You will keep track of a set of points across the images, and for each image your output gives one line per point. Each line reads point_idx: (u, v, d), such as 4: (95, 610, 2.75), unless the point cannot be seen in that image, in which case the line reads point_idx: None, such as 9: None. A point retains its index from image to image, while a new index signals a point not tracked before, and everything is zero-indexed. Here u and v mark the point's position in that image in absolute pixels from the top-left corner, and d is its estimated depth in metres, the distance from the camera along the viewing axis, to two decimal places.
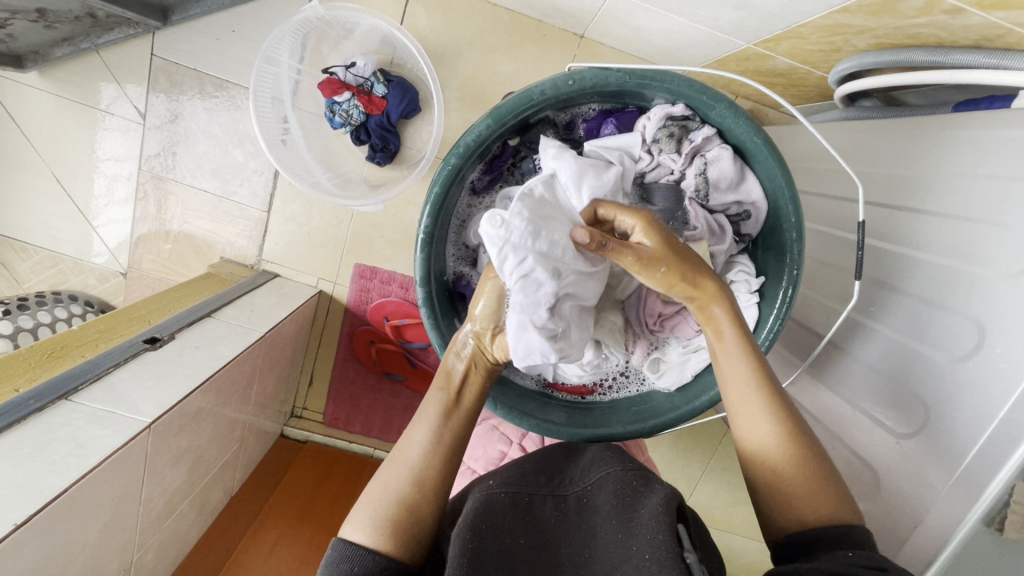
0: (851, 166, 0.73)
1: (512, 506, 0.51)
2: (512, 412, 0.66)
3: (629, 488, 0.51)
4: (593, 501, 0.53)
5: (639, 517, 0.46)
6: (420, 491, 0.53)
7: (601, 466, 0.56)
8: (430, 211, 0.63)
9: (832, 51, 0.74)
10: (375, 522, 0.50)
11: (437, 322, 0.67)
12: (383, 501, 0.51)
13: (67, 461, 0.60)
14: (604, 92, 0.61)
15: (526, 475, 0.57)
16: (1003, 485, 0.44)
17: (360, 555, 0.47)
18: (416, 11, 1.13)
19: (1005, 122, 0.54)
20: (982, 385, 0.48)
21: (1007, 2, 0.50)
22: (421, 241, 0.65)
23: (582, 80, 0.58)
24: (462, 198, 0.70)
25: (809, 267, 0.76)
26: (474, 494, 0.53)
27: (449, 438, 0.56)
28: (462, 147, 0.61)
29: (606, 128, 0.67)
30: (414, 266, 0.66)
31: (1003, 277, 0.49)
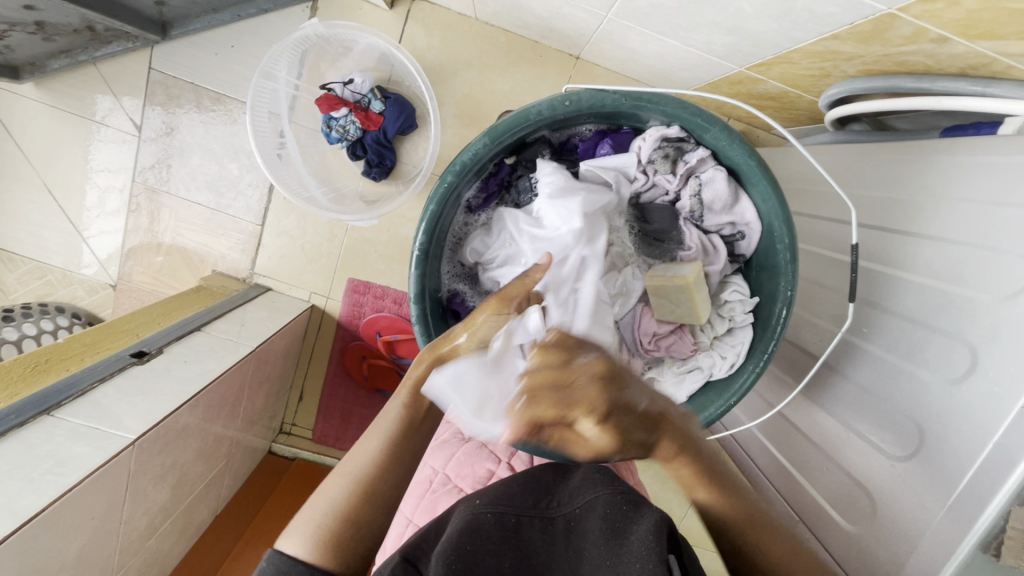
0: (842, 189, 0.74)
1: (498, 529, 0.50)
2: None
3: (618, 513, 0.50)
4: (581, 524, 0.51)
5: (628, 544, 0.45)
6: (365, 503, 0.53)
7: (591, 487, 0.54)
8: (426, 228, 0.63)
9: (822, 77, 0.75)
10: (313, 534, 0.50)
11: (431, 339, 0.66)
12: (324, 512, 0.51)
13: (47, 479, 0.58)
14: (600, 113, 0.62)
15: (514, 494, 0.55)
16: (1001, 508, 0.43)
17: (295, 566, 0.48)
18: (415, 30, 1.15)
19: (992, 148, 0.55)
20: (974, 407, 0.48)
21: (993, 32, 0.51)
22: (416, 258, 0.64)
23: (579, 101, 0.59)
24: (458, 216, 0.70)
25: (802, 287, 0.76)
26: (458, 514, 0.52)
27: (397, 449, 0.56)
28: (457, 165, 0.61)
29: (602, 149, 0.68)
30: (409, 282, 0.65)
31: (997, 300, 0.49)
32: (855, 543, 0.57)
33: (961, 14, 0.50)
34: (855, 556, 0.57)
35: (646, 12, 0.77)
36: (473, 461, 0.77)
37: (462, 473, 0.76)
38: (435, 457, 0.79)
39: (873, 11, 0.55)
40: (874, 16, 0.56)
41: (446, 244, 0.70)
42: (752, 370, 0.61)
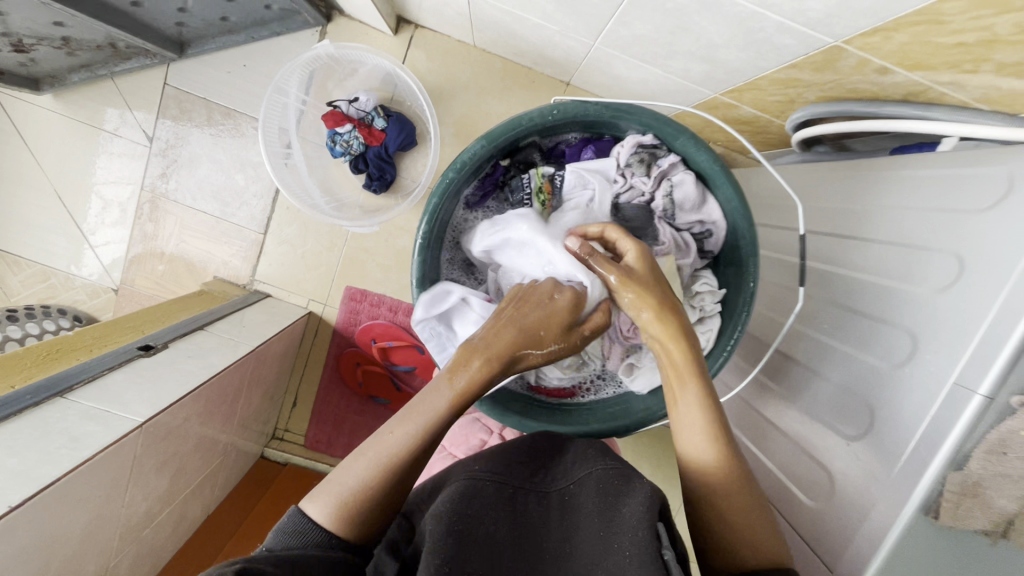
0: (807, 202, 0.81)
1: (496, 497, 0.54)
2: (496, 408, 0.70)
3: (610, 487, 0.53)
4: (574, 498, 0.55)
5: (619, 516, 0.49)
6: (387, 486, 0.53)
7: (584, 462, 0.58)
8: (429, 219, 0.70)
9: (787, 102, 0.84)
10: (335, 505, 0.51)
11: (431, 321, 0.71)
12: (346, 488, 0.52)
13: (62, 452, 0.62)
14: (583, 122, 0.69)
15: (509, 466, 0.58)
16: (937, 475, 0.49)
17: (312, 530, 0.50)
18: (417, 55, 1.23)
19: (928, 163, 0.63)
20: (915, 386, 0.54)
21: (923, 63, 0.59)
22: (420, 244, 0.71)
23: (565, 110, 0.66)
24: (457, 212, 0.77)
25: (771, 291, 0.83)
26: (457, 478, 0.55)
27: (430, 446, 0.55)
28: (458, 163, 0.68)
29: (585, 154, 0.74)
30: (411, 267, 0.71)
31: (932, 292, 0.56)
32: (813, 518, 0.63)
33: (895, 46, 0.58)
34: (813, 529, 0.62)
35: (629, 41, 0.85)
36: (465, 437, 0.88)
37: (456, 442, 0.88)
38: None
39: (822, 43, 0.63)
40: (824, 48, 0.64)
41: (446, 237, 0.76)
42: (720, 357, 0.66)
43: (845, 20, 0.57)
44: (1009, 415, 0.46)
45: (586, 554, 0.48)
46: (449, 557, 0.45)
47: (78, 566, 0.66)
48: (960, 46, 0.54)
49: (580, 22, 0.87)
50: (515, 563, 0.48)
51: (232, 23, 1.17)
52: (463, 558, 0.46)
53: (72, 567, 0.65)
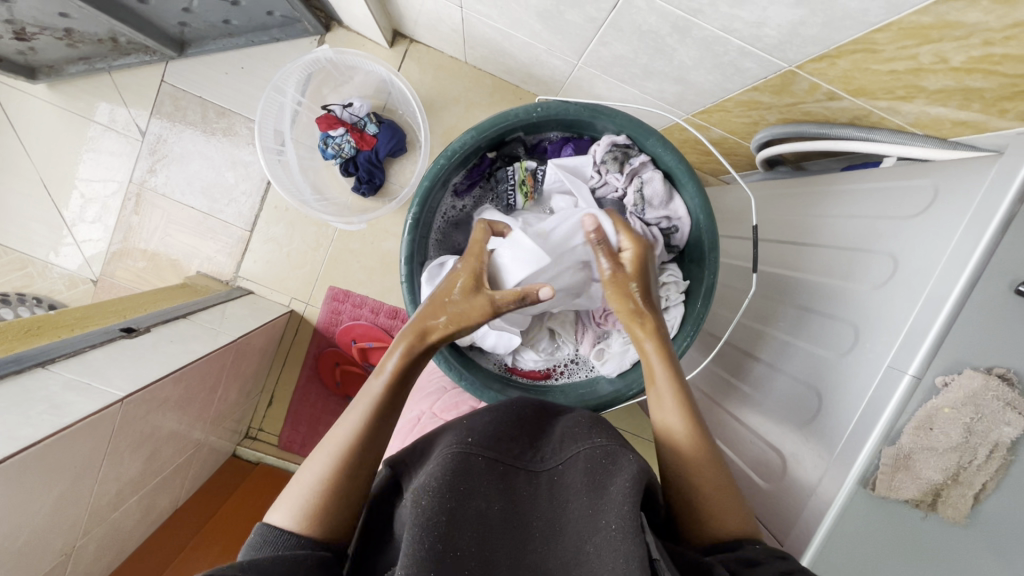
0: (768, 215, 0.88)
1: (487, 471, 0.52)
2: (476, 385, 0.76)
3: (598, 466, 0.53)
4: (563, 477, 0.54)
5: (608, 494, 0.50)
6: (345, 475, 0.56)
7: (573, 441, 0.57)
8: (418, 201, 0.75)
9: (753, 124, 0.91)
10: (298, 505, 0.54)
11: (416, 298, 0.76)
12: (309, 485, 0.55)
13: (43, 417, 0.64)
14: (563, 120, 0.76)
15: (501, 440, 0.56)
16: (873, 449, 0.54)
17: (278, 538, 0.52)
18: (410, 67, 1.30)
19: (870, 179, 0.70)
20: (858, 371, 0.60)
21: (864, 88, 0.67)
22: (409, 225, 0.75)
23: (548, 108, 0.73)
24: (446, 199, 0.82)
25: (732, 295, 0.89)
26: (446, 446, 0.54)
27: (376, 426, 0.59)
28: (449, 152, 0.74)
29: (565, 151, 0.81)
30: (400, 246, 0.76)
31: (873, 288, 0.62)
32: (767, 497, 0.68)
33: (839, 71, 0.66)
34: (769, 506, 0.67)
35: (610, 61, 0.92)
36: (455, 405, 0.91)
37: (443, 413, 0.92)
38: (424, 401, 0.94)
39: (778, 67, 0.71)
40: (780, 72, 0.71)
41: (434, 222, 0.81)
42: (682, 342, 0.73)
43: (796, 46, 0.65)
44: (932, 395, 0.52)
45: (574, 533, 0.49)
46: (440, 534, 0.45)
47: (47, 539, 0.66)
48: (893, 73, 0.61)
49: (565, 42, 0.94)
50: (503, 540, 0.48)
51: (234, 26, 1.21)
52: (454, 533, 0.46)
53: (41, 540, 0.65)
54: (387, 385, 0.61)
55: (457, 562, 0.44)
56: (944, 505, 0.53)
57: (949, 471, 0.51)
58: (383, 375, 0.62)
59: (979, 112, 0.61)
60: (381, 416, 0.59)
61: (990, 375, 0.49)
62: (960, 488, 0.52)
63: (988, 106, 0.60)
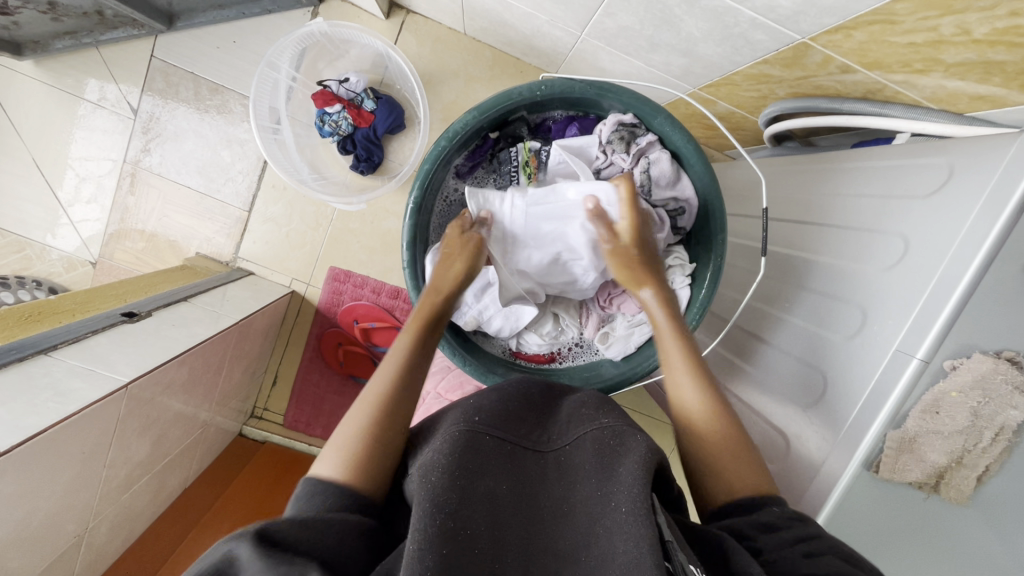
0: (774, 192, 0.86)
1: (495, 451, 0.53)
2: (478, 370, 0.76)
3: (607, 447, 0.53)
4: (571, 458, 0.54)
5: (617, 475, 0.50)
6: (386, 426, 0.57)
7: (580, 423, 0.58)
8: (419, 185, 0.73)
9: (760, 98, 0.89)
10: (341, 458, 0.54)
11: (419, 284, 0.75)
12: (351, 438, 0.55)
13: (48, 405, 0.63)
14: (568, 99, 0.74)
15: (507, 421, 0.57)
16: (878, 432, 0.54)
17: (325, 488, 0.52)
18: (407, 40, 1.25)
19: (881, 156, 0.69)
20: (864, 354, 0.59)
21: (880, 61, 0.65)
22: (410, 210, 0.74)
23: (552, 86, 0.71)
24: (448, 182, 0.80)
25: (738, 275, 0.88)
26: (454, 425, 0.55)
27: (410, 376, 0.62)
28: (451, 133, 0.72)
29: (570, 131, 0.79)
30: (401, 233, 0.75)
31: (882, 270, 0.62)
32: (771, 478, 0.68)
33: (855, 43, 0.63)
34: None
35: (615, 32, 0.89)
36: (461, 383, 0.92)
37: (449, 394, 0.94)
38: (429, 381, 0.95)
39: (791, 39, 0.68)
40: (793, 44, 0.69)
41: (436, 205, 0.79)
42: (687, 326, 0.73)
43: (811, 17, 0.62)
44: (942, 377, 0.52)
45: (585, 513, 0.49)
46: (451, 513, 0.46)
47: (59, 523, 0.67)
48: (912, 45, 0.59)
49: (568, 13, 0.91)
50: (515, 519, 0.49)
51: None
52: (466, 512, 0.47)
53: (53, 525, 0.66)
54: (410, 349, 0.65)
55: (467, 539, 0.45)
56: (947, 487, 0.54)
57: (953, 454, 0.52)
58: (405, 342, 0.66)
59: (999, 85, 0.59)
60: (412, 366, 0.63)
61: (998, 358, 0.50)
62: (963, 471, 0.53)
63: (1009, 80, 0.57)
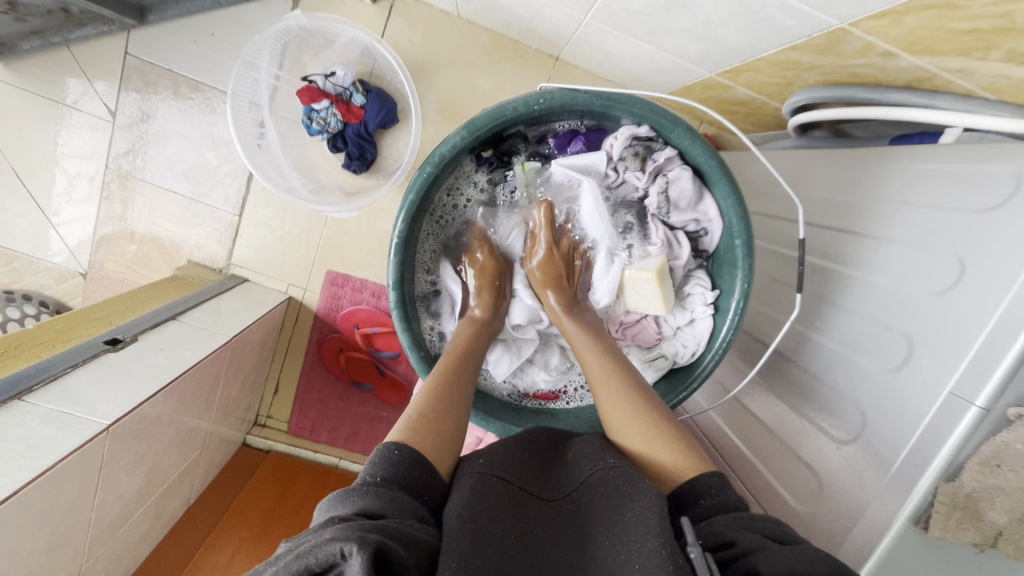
0: (803, 192, 0.78)
1: (501, 495, 0.49)
2: (477, 416, 0.71)
3: (617, 487, 0.49)
4: (581, 502, 0.50)
5: (628, 519, 0.45)
6: (448, 407, 0.59)
7: (587, 462, 0.54)
8: (404, 218, 0.68)
9: (786, 84, 0.79)
10: (410, 425, 0.54)
11: (409, 323, 0.71)
12: (419, 409, 0.57)
13: (19, 461, 0.59)
14: (571, 110, 0.66)
15: (514, 465, 0.54)
16: (929, 485, 0.48)
17: (401, 447, 0.50)
18: (397, 25, 1.16)
19: (931, 157, 0.60)
20: (910, 393, 0.53)
21: (934, 48, 0.56)
22: (395, 246, 0.69)
23: (552, 99, 0.63)
24: (438, 210, 0.76)
25: (764, 284, 0.81)
26: (463, 475, 0.52)
27: (464, 366, 0.66)
28: (436, 157, 0.66)
29: (573, 146, 0.73)
30: (387, 270, 0.70)
31: (930, 295, 0.54)
32: (799, 518, 0.62)
33: (905, 30, 0.54)
34: (804, 535, 0.61)
35: (623, 16, 0.80)
36: None
37: None
38: None
39: (828, 25, 0.59)
40: (829, 30, 0.60)
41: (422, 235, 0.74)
42: (710, 358, 0.69)
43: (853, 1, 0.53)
44: (1004, 426, 0.45)
45: (600, 564, 0.44)
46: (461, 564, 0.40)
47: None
48: (975, 33, 0.50)
49: None
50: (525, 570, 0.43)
51: None
52: (478, 562, 0.41)
53: None
54: (463, 345, 0.69)
55: None
56: (1006, 542, 0.47)
57: (1015, 513, 0.46)
58: (460, 339, 0.70)
59: None
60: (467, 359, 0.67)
61: None
62: None
63: None
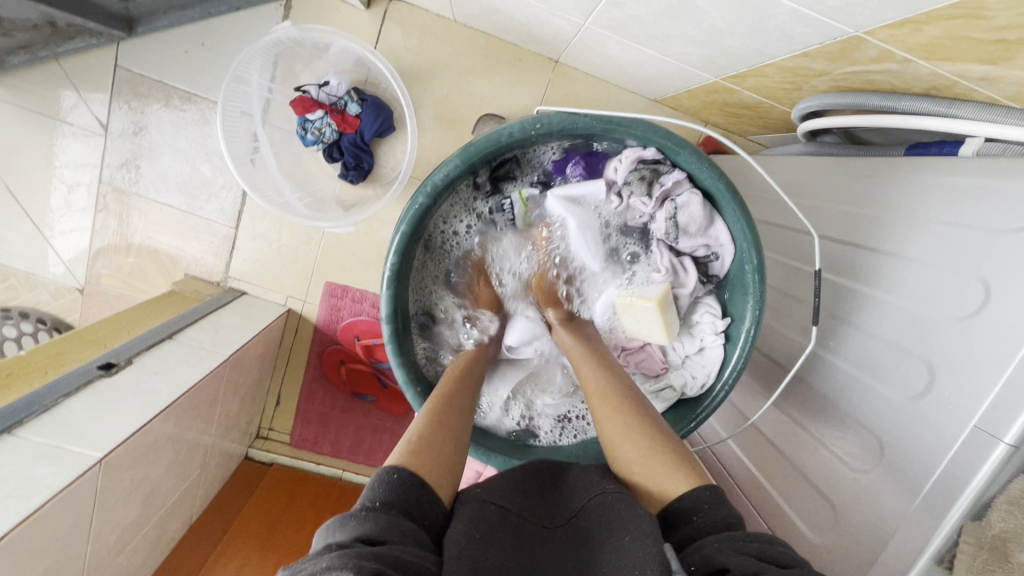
0: (814, 202, 0.75)
1: (499, 522, 0.47)
2: (479, 449, 0.69)
3: (616, 512, 0.47)
4: (580, 526, 0.48)
5: (625, 545, 0.43)
6: (444, 429, 0.57)
7: (586, 490, 0.53)
8: (396, 250, 0.65)
9: (794, 90, 0.76)
10: (407, 447, 0.52)
11: (404, 358, 0.68)
12: (415, 432, 0.55)
13: (8, 502, 0.57)
14: (570, 134, 0.64)
15: (514, 495, 0.53)
16: (955, 523, 0.46)
17: (399, 471, 0.48)
18: (392, 31, 1.13)
19: (951, 170, 0.57)
20: (931, 424, 0.50)
21: (954, 57, 0.53)
22: (388, 279, 0.66)
23: (550, 123, 0.61)
24: (432, 239, 0.73)
25: (773, 298, 0.79)
26: (462, 506, 0.50)
27: (460, 391, 0.64)
28: (429, 186, 0.63)
29: (573, 170, 0.72)
30: (380, 303, 0.68)
31: (953, 320, 0.52)
32: (814, 550, 0.60)
33: (924, 39, 0.51)
34: (820, 565, 0.59)
35: (624, 22, 0.77)
36: None
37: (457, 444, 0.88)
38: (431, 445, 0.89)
39: (841, 33, 0.56)
40: (843, 37, 0.57)
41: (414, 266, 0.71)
42: (721, 388, 0.67)
43: (869, 10, 0.50)
44: None
45: None
46: None
47: None
48: (1000, 43, 0.47)
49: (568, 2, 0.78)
50: None
51: None
52: None
53: None
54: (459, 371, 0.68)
55: None
56: None
57: None
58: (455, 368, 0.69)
59: None
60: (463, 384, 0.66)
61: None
62: None
63: None
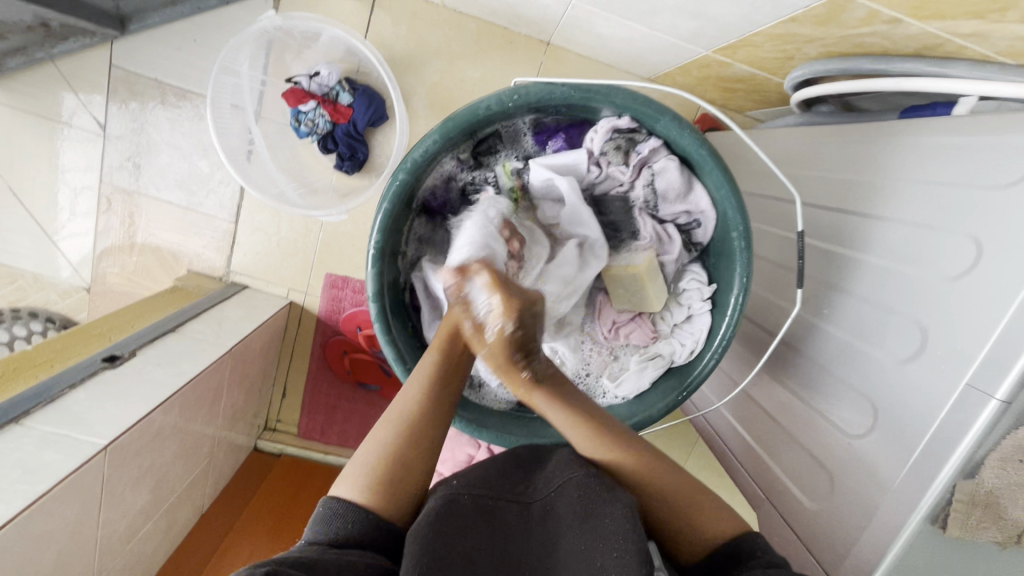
0: (808, 171, 0.75)
1: (474, 511, 0.49)
2: (470, 425, 0.69)
3: (592, 492, 0.48)
4: (555, 508, 0.49)
5: (600, 525, 0.44)
6: (410, 445, 0.54)
7: (565, 470, 0.53)
8: (380, 228, 0.65)
9: (786, 59, 0.75)
10: (363, 480, 0.52)
11: (393, 336, 0.68)
12: (374, 457, 0.53)
13: (15, 488, 0.58)
14: (549, 106, 0.64)
15: (492, 483, 0.54)
16: (946, 483, 0.45)
17: (348, 508, 0.49)
18: (381, 19, 1.12)
19: (941, 129, 0.57)
20: (922, 383, 0.50)
21: (942, 12, 0.52)
22: (373, 257, 0.67)
23: (527, 94, 0.61)
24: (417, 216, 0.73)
25: (769, 270, 0.78)
26: (438, 495, 0.52)
27: (435, 395, 0.59)
28: (408, 163, 0.64)
29: (555, 141, 0.72)
30: (366, 281, 0.68)
31: (945, 279, 0.51)
32: (814, 518, 0.60)
33: None
34: (817, 532, 0.59)
35: None
36: None
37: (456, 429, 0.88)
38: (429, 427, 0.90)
39: None
40: None
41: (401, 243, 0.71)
42: (711, 356, 0.67)
43: None
44: None
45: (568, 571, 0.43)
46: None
47: None
48: None
49: None
50: None
51: None
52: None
53: None
54: (438, 365, 0.61)
55: None
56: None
57: None
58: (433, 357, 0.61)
59: None
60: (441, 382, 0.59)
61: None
62: None
63: None
